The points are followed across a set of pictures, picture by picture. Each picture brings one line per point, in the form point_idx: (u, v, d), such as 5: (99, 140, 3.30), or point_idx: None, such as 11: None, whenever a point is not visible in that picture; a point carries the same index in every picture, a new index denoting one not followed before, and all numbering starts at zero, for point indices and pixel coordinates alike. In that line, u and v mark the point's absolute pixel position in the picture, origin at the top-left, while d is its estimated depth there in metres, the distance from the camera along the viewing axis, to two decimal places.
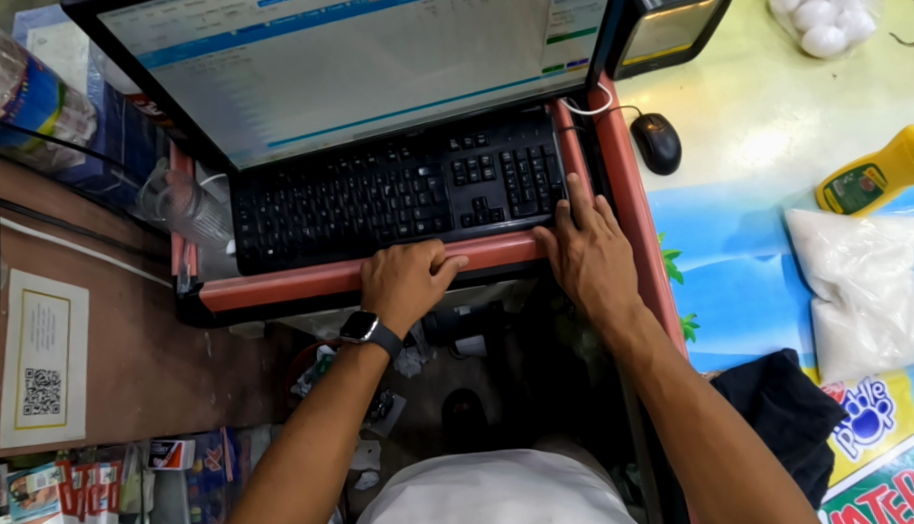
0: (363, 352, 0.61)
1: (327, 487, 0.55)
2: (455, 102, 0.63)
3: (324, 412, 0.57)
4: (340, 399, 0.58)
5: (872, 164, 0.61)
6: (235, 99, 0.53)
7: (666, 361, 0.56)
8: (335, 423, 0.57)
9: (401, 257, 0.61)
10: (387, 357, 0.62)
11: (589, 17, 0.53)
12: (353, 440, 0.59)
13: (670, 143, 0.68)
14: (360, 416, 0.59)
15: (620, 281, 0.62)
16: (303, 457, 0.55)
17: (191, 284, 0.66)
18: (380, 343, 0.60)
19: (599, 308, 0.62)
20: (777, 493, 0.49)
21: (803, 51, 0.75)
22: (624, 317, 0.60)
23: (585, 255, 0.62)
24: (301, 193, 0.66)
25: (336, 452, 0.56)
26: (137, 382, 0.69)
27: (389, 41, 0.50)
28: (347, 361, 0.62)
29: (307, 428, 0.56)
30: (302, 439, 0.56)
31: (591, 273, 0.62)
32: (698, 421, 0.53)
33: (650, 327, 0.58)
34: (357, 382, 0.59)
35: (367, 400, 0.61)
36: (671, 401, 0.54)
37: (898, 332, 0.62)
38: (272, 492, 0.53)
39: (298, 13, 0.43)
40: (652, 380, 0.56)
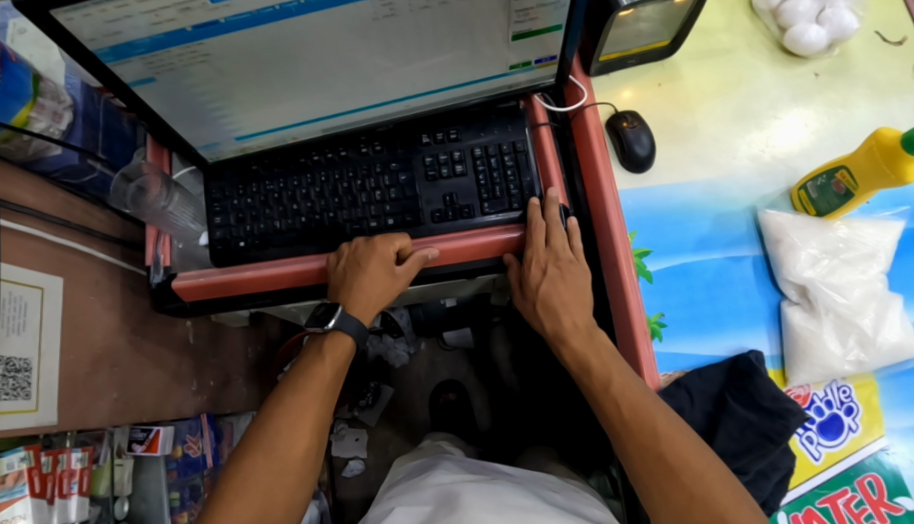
0: (328, 340, 0.62)
1: (301, 474, 0.57)
2: (425, 98, 0.63)
3: (292, 402, 0.58)
4: (307, 389, 0.59)
5: (843, 166, 0.60)
6: (199, 94, 0.53)
7: (624, 382, 0.57)
8: (304, 412, 0.58)
9: (363, 247, 0.61)
10: (352, 344, 0.63)
11: (556, 14, 0.52)
12: (324, 428, 0.60)
13: (644, 141, 0.67)
14: (328, 405, 0.61)
15: (579, 301, 0.63)
16: (274, 446, 0.56)
17: (164, 275, 0.67)
18: (345, 331, 0.61)
19: (556, 324, 0.64)
20: (736, 504, 0.50)
21: (785, 49, 0.74)
22: (581, 337, 0.62)
23: (544, 272, 0.63)
24: (272, 185, 0.67)
25: (307, 440, 0.58)
26: (114, 369, 0.71)
27: (351, 38, 0.50)
28: (313, 353, 0.63)
29: (276, 419, 0.58)
30: (272, 429, 0.57)
31: (550, 289, 0.63)
32: (656, 441, 0.53)
33: (607, 349, 0.60)
34: (323, 371, 0.60)
35: (334, 389, 0.62)
36: (631, 422, 0.55)
37: (865, 336, 0.61)
38: (243, 484, 0.54)
39: (252, 9, 0.43)
40: (612, 400, 0.57)
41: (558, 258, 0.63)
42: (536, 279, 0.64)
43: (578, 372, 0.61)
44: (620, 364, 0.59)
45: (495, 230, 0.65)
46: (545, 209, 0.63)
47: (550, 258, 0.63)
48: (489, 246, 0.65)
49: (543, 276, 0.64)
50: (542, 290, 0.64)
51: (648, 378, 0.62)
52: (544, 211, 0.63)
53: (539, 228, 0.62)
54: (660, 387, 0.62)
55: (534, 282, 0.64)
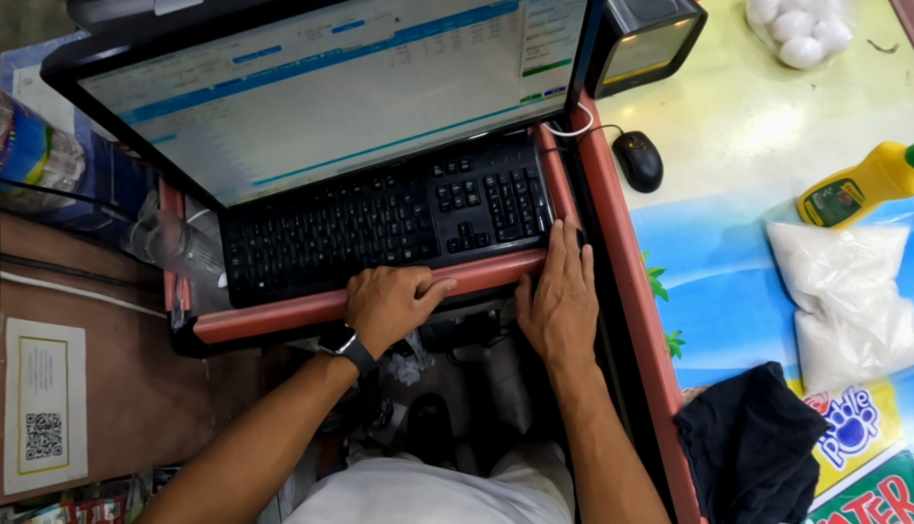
0: (333, 363, 0.64)
1: (267, 482, 0.59)
2: (436, 134, 0.64)
3: (281, 410, 0.62)
4: (301, 402, 0.62)
5: (848, 180, 0.62)
6: (218, 144, 0.54)
7: (604, 421, 0.64)
8: (290, 421, 0.61)
9: (385, 276, 0.62)
10: (355, 372, 0.65)
11: (565, 49, 0.54)
12: (302, 444, 0.62)
13: (651, 160, 0.68)
14: (314, 421, 0.63)
15: (584, 329, 0.67)
16: (250, 447, 0.59)
17: (185, 319, 0.67)
18: (351, 359, 0.63)
19: (558, 352, 0.67)
20: None
21: (781, 62, 0.75)
22: (578, 367, 0.66)
23: (558, 300, 0.66)
24: (289, 223, 0.67)
25: (284, 449, 0.60)
26: (137, 413, 0.71)
27: (366, 83, 0.51)
28: (317, 367, 0.65)
29: (261, 422, 0.61)
30: (254, 429, 0.60)
31: (560, 316, 0.66)
32: (617, 485, 0.60)
33: (597, 388, 0.66)
34: (320, 388, 0.63)
35: (324, 410, 0.64)
36: (599, 459, 0.62)
37: (879, 343, 0.62)
38: (213, 471, 0.57)
39: (273, 66, 0.44)
40: (589, 434, 0.63)
41: (573, 286, 0.66)
42: (550, 305, 0.66)
43: (565, 398, 0.67)
44: (606, 406, 0.65)
45: (509, 257, 0.66)
46: (565, 235, 0.64)
47: (566, 285, 0.65)
48: (499, 274, 0.66)
49: (556, 302, 0.66)
50: (555, 314, 0.66)
51: (670, 396, 0.63)
52: (564, 238, 0.64)
53: (558, 256, 0.63)
54: (683, 405, 0.63)
55: (546, 306, 0.67)
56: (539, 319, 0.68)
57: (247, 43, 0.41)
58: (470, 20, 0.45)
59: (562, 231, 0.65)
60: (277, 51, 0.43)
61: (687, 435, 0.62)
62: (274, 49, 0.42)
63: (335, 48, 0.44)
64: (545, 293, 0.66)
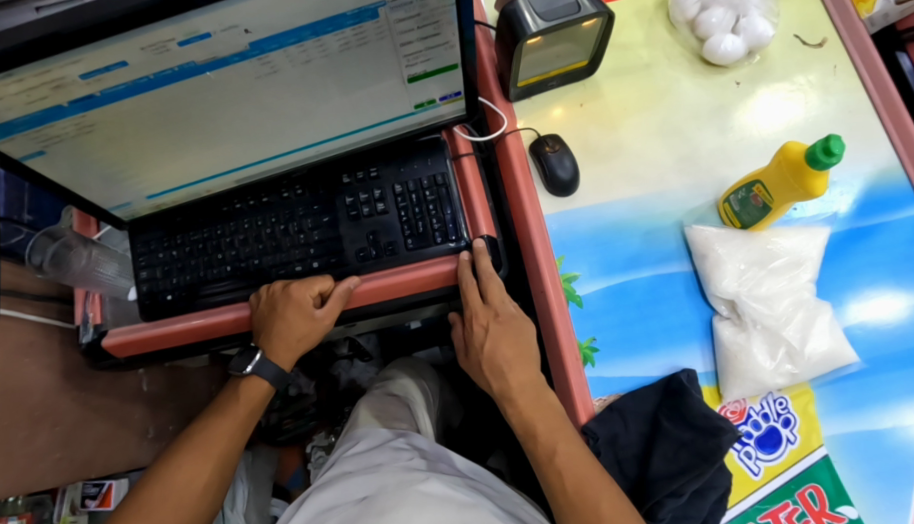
0: (244, 383, 0.61)
1: (196, 513, 0.55)
2: (334, 142, 0.63)
3: (199, 440, 0.57)
4: (217, 426, 0.58)
5: (758, 181, 0.60)
6: (100, 160, 0.54)
7: (569, 452, 0.56)
8: (210, 450, 0.57)
9: (280, 293, 0.60)
10: (269, 388, 0.62)
11: (445, 56, 0.52)
12: (228, 469, 0.59)
13: (567, 164, 0.67)
14: (237, 445, 0.60)
15: (524, 357, 0.62)
16: (171, 482, 0.55)
17: (95, 332, 0.67)
18: (260, 375, 0.61)
19: (504, 385, 0.61)
20: None
21: (704, 59, 0.74)
22: (529, 395, 0.60)
23: (486, 330, 0.63)
24: (197, 235, 0.66)
25: (210, 477, 0.56)
26: (56, 428, 0.70)
27: (240, 93, 0.50)
28: (229, 392, 0.62)
29: (180, 454, 0.56)
30: (173, 462, 0.56)
31: (494, 347, 0.62)
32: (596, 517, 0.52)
33: (553, 412, 0.59)
34: (237, 411, 0.60)
35: (246, 433, 0.61)
36: (574, 495, 0.54)
37: (793, 348, 0.61)
38: (137, 515, 0.52)
39: (126, 81, 0.44)
40: (555, 471, 0.56)
41: (498, 314, 0.63)
42: (480, 336, 0.64)
43: (523, 436, 0.59)
44: (568, 428, 0.58)
45: (414, 266, 0.64)
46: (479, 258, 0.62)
47: (491, 315, 0.63)
48: (410, 284, 0.64)
49: (485, 334, 0.63)
50: (487, 347, 0.63)
51: (580, 406, 0.62)
52: (474, 266, 0.63)
53: (472, 285, 0.63)
54: (593, 414, 0.62)
55: (478, 342, 0.64)
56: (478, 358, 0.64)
57: (91, 59, 0.40)
58: (330, 28, 0.44)
59: (471, 260, 0.63)
60: (125, 66, 0.42)
61: (595, 445, 0.60)
62: (121, 64, 0.42)
63: (188, 60, 0.43)
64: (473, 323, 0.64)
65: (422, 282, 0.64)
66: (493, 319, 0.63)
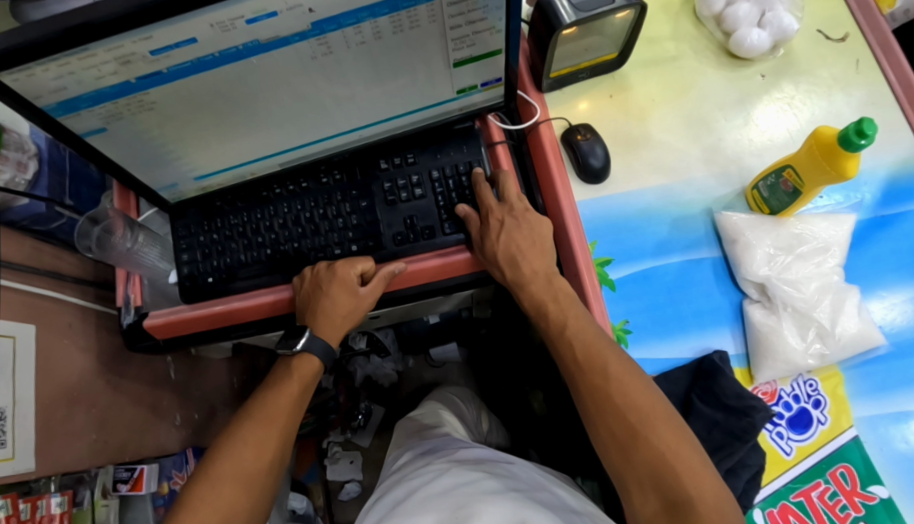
0: (296, 360, 0.61)
1: (264, 488, 0.55)
2: (376, 127, 0.64)
3: (260, 417, 0.57)
4: (275, 402, 0.59)
5: (789, 166, 0.61)
6: (153, 138, 0.55)
7: None
8: (272, 425, 0.57)
9: (325, 272, 0.61)
10: (319, 365, 0.62)
11: (489, 41, 0.54)
12: (288, 445, 0.59)
13: (599, 152, 0.68)
14: (295, 422, 0.60)
15: (538, 250, 0.63)
16: (239, 457, 0.54)
17: (135, 314, 0.68)
18: (312, 352, 0.61)
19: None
20: (700, 479, 0.50)
21: (730, 52, 0.76)
22: (541, 283, 0.62)
23: (502, 224, 0.61)
24: (237, 219, 0.68)
25: (275, 452, 0.56)
26: (92, 410, 0.71)
27: (292, 74, 0.51)
28: (282, 370, 0.62)
29: (243, 431, 0.56)
30: (238, 438, 0.56)
31: (509, 238, 0.61)
32: (623, 478, 0.53)
33: (572, 312, 0.60)
34: (291, 388, 0.60)
35: (301, 409, 0.61)
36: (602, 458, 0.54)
37: (824, 329, 0.62)
38: (209, 491, 0.53)
39: (192, 58, 0.45)
40: None
41: (513, 210, 0.63)
42: (495, 228, 0.61)
43: None
44: (578, 309, 0.60)
45: (453, 250, 0.66)
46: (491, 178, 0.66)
47: (506, 210, 0.62)
48: (448, 267, 0.66)
49: (500, 227, 0.61)
50: (503, 236, 0.61)
51: None
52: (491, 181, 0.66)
53: (487, 188, 0.64)
54: None
55: (492, 235, 0.61)
56: (493, 251, 0.61)
57: (161, 35, 0.42)
58: (387, 10, 0.46)
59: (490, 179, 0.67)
60: (194, 43, 0.44)
61: None
62: (190, 41, 0.44)
63: (253, 38, 0.45)
64: (488, 216, 0.62)
65: (458, 266, 0.66)
66: (508, 214, 0.62)
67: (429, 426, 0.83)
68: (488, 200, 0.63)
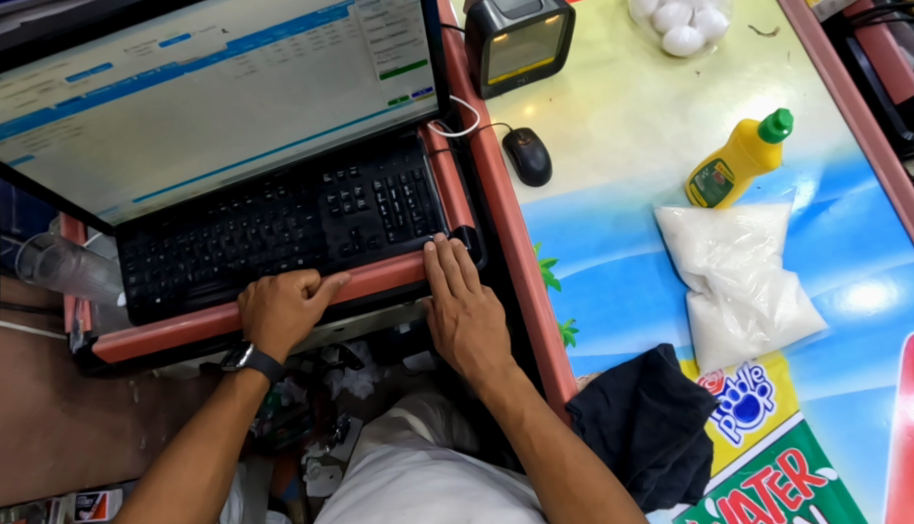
0: (240, 376, 0.63)
1: (204, 505, 0.55)
2: (315, 140, 0.65)
3: (201, 435, 0.58)
4: (217, 419, 0.59)
5: (720, 159, 0.63)
6: (86, 163, 0.56)
7: (536, 417, 0.59)
8: (213, 443, 0.57)
9: (267, 287, 0.62)
10: (265, 381, 0.64)
11: (413, 52, 0.55)
12: (230, 464, 0.59)
13: (539, 156, 0.70)
14: (238, 439, 0.60)
15: (494, 342, 0.66)
16: (178, 476, 0.54)
17: (85, 339, 0.68)
18: (257, 368, 0.62)
19: (474, 369, 0.65)
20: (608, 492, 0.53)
21: (665, 51, 0.78)
22: (497, 377, 0.63)
23: (457, 322, 0.66)
24: (183, 239, 0.68)
25: (215, 468, 0.57)
26: (48, 437, 0.70)
27: (218, 93, 0.52)
28: (225, 387, 0.63)
29: (184, 449, 0.56)
30: (177, 458, 0.56)
31: (465, 336, 0.66)
32: (563, 473, 0.54)
33: (521, 388, 0.62)
34: (234, 404, 0.61)
35: (244, 427, 0.61)
36: (541, 453, 0.56)
37: (763, 317, 0.64)
38: (144, 511, 0.52)
39: (111, 82, 0.46)
40: (525, 434, 0.58)
41: (466, 305, 0.66)
42: (451, 328, 0.67)
43: (495, 411, 0.62)
44: (534, 399, 0.61)
45: (397, 258, 0.66)
46: (441, 254, 0.64)
47: (460, 305, 0.66)
48: (394, 276, 0.66)
49: (455, 325, 0.66)
50: (459, 336, 0.66)
51: (564, 384, 0.63)
52: (440, 258, 0.65)
53: (442, 279, 0.65)
54: (576, 392, 0.64)
55: (449, 334, 0.67)
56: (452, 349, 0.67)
57: (75, 62, 0.42)
58: (303, 27, 0.47)
59: (437, 252, 0.65)
60: (110, 68, 0.44)
61: (579, 421, 0.62)
62: (105, 66, 0.44)
63: (170, 61, 0.46)
64: (443, 314, 0.67)
65: (404, 273, 0.66)
66: (462, 310, 0.66)
67: (393, 431, 0.83)
68: (443, 297, 0.66)
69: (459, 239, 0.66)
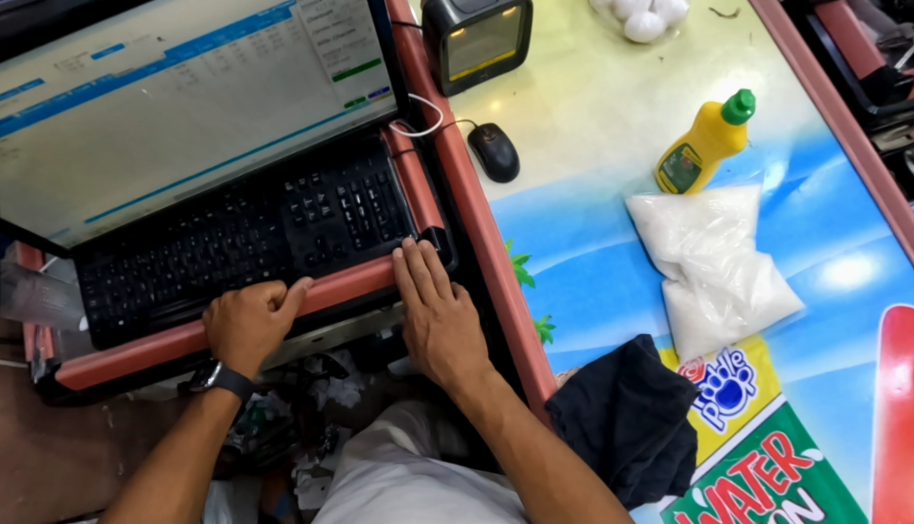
0: (208, 397, 0.61)
1: None
2: (272, 148, 0.64)
3: (167, 461, 0.56)
4: (185, 443, 0.57)
5: (686, 144, 0.62)
6: (28, 184, 0.53)
7: (514, 421, 0.57)
8: (180, 469, 0.55)
9: (231, 302, 0.61)
10: (235, 399, 0.62)
11: (365, 52, 0.54)
12: (202, 489, 0.57)
13: (506, 151, 0.68)
14: (207, 464, 0.58)
15: (469, 346, 0.64)
16: (144, 507, 0.52)
17: (47, 368, 0.65)
18: (225, 387, 0.61)
19: (450, 376, 0.63)
20: (591, 495, 0.51)
21: (628, 39, 0.77)
22: (474, 382, 0.62)
23: (428, 328, 0.65)
24: (144, 258, 0.66)
25: (184, 495, 0.54)
26: (17, 472, 0.66)
27: (161, 105, 0.50)
28: (193, 409, 0.61)
29: (149, 477, 0.54)
30: (142, 488, 0.53)
31: (437, 342, 0.64)
32: (543, 478, 0.53)
33: (498, 391, 0.61)
34: (202, 427, 0.59)
35: (213, 451, 0.60)
36: (521, 457, 0.55)
37: (739, 301, 0.63)
38: None
39: (45, 99, 0.44)
40: (504, 440, 0.57)
41: (438, 312, 0.64)
42: (423, 334, 0.65)
43: (474, 417, 0.61)
44: (513, 403, 0.59)
45: (366, 265, 0.64)
46: (412, 259, 0.63)
47: (431, 312, 0.64)
48: (363, 283, 0.64)
49: (427, 332, 0.65)
50: (432, 343, 0.64)
51: (543, 383, 0.62)
52: (409, 265, 0.63)
53: (410, 286, 0.63)
54: (556, 389, 0.62)
55: (422, 341, 0.65)
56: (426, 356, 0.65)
57: (2, 80, 0.40)
58: (244, 31, 0.45)
59: (406, 258, 0.63)
60: (41, 84, 0.42)
61: (560, 420, 0.61)
62: (36, 82, 0.42)
63: (106, 74, 0.44)
64: (415, 321, 0.65)
65: (373, 279, 0.64)
66: (433, 316, 0.64)
67: (377, 442, 0.82)
68: (413, 302, 0.64)
69: (428, 241, 0.64)
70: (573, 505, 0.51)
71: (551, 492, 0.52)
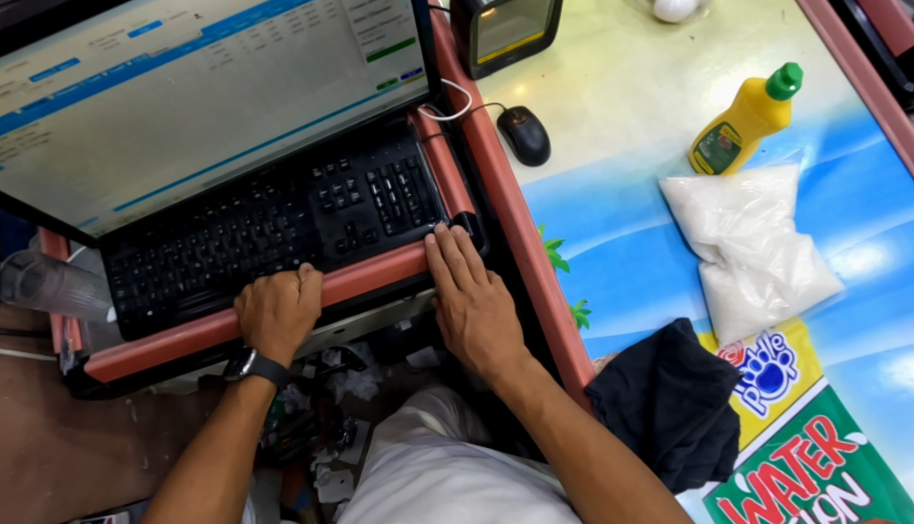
0: (244, 386, 0.60)
1: None
2: (300, 133, 0.62)
3: (206, 454, 0.55)
4: (222, 435, 0.57)
5: (725, 123, 0.61)
6: (58, 170, 0.52)
7: (555, 408, 0.56)
8: (220, 461, 0.55)
9: (265, 288, 0.60)
10: (271, 387, 0.61)
11: (399, 30, 0.52)
12: (241, 481, 0.56)
13: (536, 134, 0.67)
14: (245, 455, 0.57)
15: (504, 333, 0.63)
16: (185, 500, 0.52)
17: (76, 360, 0.64)
18: (260, 375, 0.60)
19: (486, 363, 0.62)
20: (638, 482, 0.50)
21: (657, 19, 0.75)
22: (512, 369, 0.61)
23: (465, 315, 0.64)
24: (171, 247, 0.65)
25: (225, 488, 0.54)
26: (44, 466, 0.66)
27: (193, 88, 0.49)
28: (230, 399, 0.60)
29: (189, 470, 0.54)
30: (184, 480, 0.53)
31: (474, 329, 0.63)
32: (587, 464, 0.52)
33: (537, 378, 0.60)
34: (240, 417, 0.58)
35: (249, 441, 0.59)
36: (563, 443, 0.54)
37: (780, 282, 0.62)
38: None
39: (79, 81, 0.43)
40: (545, 426, 0.56)
41: (473, 298, 0.63)
42: (460, 321, 0.64)
43: (512, 404, 0.60)
44: (552, 389, 0.58)
45: (398, 250, 0.63)
46: (445, 244, 0.62)
47: (466, 299, 0.63)
48: (395, 269, 0.63)
49: (464, 319, 0.64)
50: (468, 329, 0.63)
51: (580, 368, 0.61)
52: (443, 251, 0.62)
53: (444, 271, 0.62)
54: (593, 375, 0.61)
55: (458, 328, 0.64)
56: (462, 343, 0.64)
57: (38, 59, 0.39)
58: (280, 9, 0.44)
59: (439, 244, 0.62)
60: (76, 64, 0.41)
61: (600, 405, 0.60)
62: (71, 62, 0.41)
63: (140, 53, 0.43)
64: (450, 308, 0.64)
65: (405, 266, 0.63)
66: (469, 303, 0.63)
67: (406, 428, 0.81)
68: (449, 287, 0.63)
69: (460, 227, 0.63)
70: (621, 491, 0.50)
71: (597, 479, 0.51)
